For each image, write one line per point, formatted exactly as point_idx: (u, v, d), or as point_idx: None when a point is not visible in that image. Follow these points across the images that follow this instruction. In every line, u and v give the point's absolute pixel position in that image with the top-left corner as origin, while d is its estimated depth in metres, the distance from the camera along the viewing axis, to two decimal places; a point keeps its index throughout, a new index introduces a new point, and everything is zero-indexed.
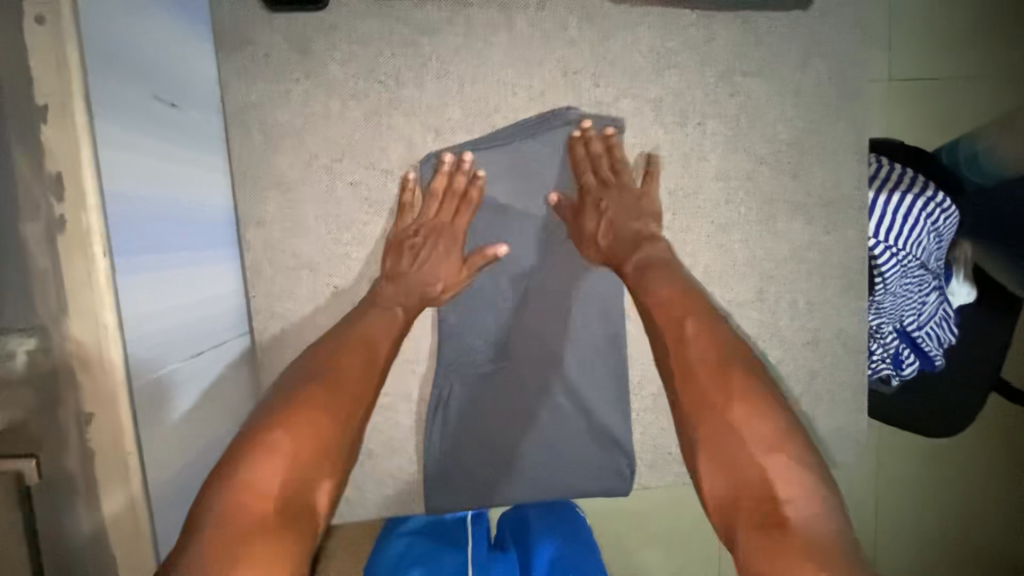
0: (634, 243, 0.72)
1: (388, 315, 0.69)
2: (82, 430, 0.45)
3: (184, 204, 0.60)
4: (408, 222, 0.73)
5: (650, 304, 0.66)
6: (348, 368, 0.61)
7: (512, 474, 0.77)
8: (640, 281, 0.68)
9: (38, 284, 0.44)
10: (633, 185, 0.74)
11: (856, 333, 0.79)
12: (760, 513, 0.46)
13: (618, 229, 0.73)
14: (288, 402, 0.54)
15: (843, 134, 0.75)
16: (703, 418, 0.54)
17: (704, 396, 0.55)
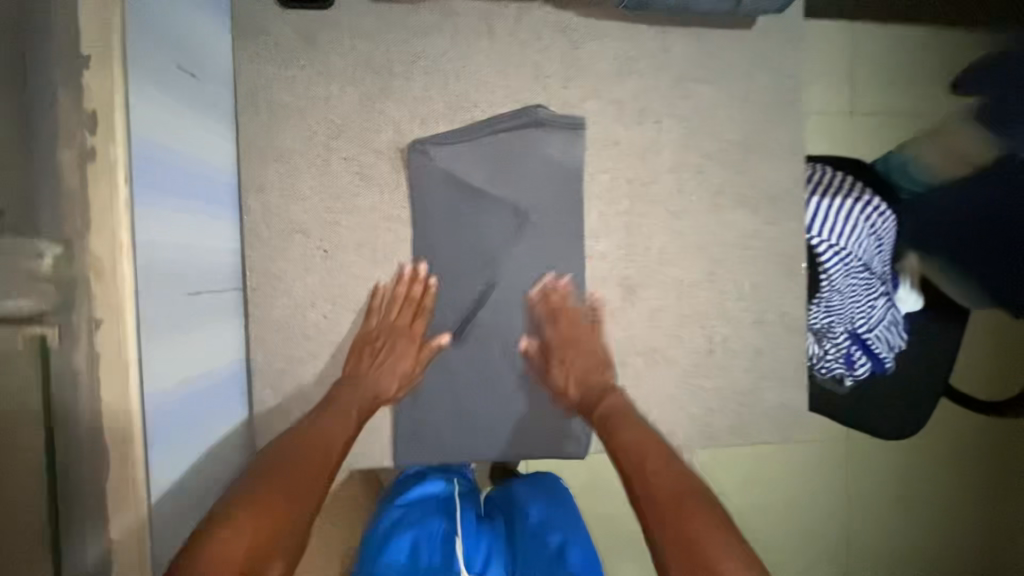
0: (602, 381, 0.81)
1: (343, 414, 0.73)
2: (93, 333, 0.52)
3: (193, 161, 0.68)
4: (372, 324, 0.80)
5: (614, 443, 0.70)
6: (304, 458, 0.65)
7: (475, 434, 0.83)
8: (605, 426, 0.74)
9: (67, 201, 0.51)
10: (585, 325, 0.83)
11: (797, 316, 0.87)
12: None
13: (587, 381, 0.81)
14: (249, 493, 0.58)
15: (783, 137, 0.85)
16: (666, 530, 0.59)
17: (667, 511, 0.60)
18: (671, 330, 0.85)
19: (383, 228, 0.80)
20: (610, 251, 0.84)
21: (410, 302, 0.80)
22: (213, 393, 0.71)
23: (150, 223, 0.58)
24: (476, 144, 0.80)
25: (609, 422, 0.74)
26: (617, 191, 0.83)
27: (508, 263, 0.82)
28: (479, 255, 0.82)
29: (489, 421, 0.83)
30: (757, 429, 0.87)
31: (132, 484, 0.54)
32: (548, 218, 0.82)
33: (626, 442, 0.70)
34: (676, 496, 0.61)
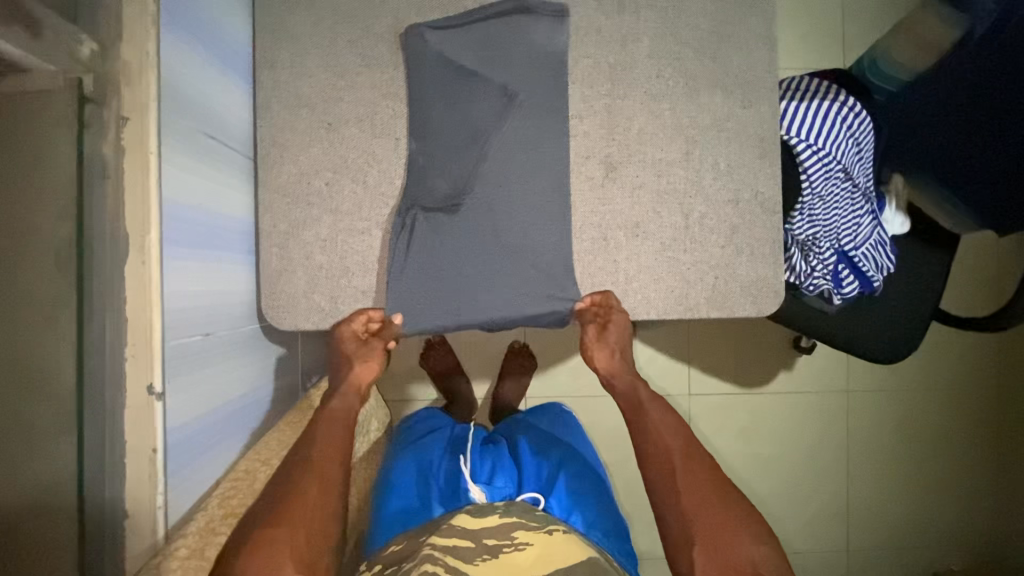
0: (630, 377, 0.89)
1: (337, 416, 0.81)
2: (119, 127, 0.60)
3: (210, 26, 0.78)
4: (348, 345, 0.87)
5: (658, 421, 0.82)
6: (319, 453, 0.74)
7: (464, 299, 0.89)
8: (648, 403, 0.85)
9: (104, 13, 0.60)
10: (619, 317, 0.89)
11: (772, 196, 0.91)
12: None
13: (616, 368, 0.90)
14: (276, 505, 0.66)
15: (754, 28, 0.91)
16: (701, 504, 0.72)
17: (699, 485, 0.74)
18: (650, 205, 0.90)
19: (382, 105, 0.88)
20: (592, 131, 0.90)
21: (375, 354, 0.87)
22: (222, 236, 0.79)
23: (171, 55, 0.67)
24: (468, 29, 0.88)
25: (636, 412, 0.85)
26: (598, 75, 0.90)
27: (499, 138, 0.88)
28: (469, 130, 0.88)
29: (481, 285, 0.89)
30: (733, 303, 0.91)
31: (145, 264, 0.61)
32: (534, 96, 0.89)
33: (665, 423, 0.82)
34: (696, 491, 0.73)
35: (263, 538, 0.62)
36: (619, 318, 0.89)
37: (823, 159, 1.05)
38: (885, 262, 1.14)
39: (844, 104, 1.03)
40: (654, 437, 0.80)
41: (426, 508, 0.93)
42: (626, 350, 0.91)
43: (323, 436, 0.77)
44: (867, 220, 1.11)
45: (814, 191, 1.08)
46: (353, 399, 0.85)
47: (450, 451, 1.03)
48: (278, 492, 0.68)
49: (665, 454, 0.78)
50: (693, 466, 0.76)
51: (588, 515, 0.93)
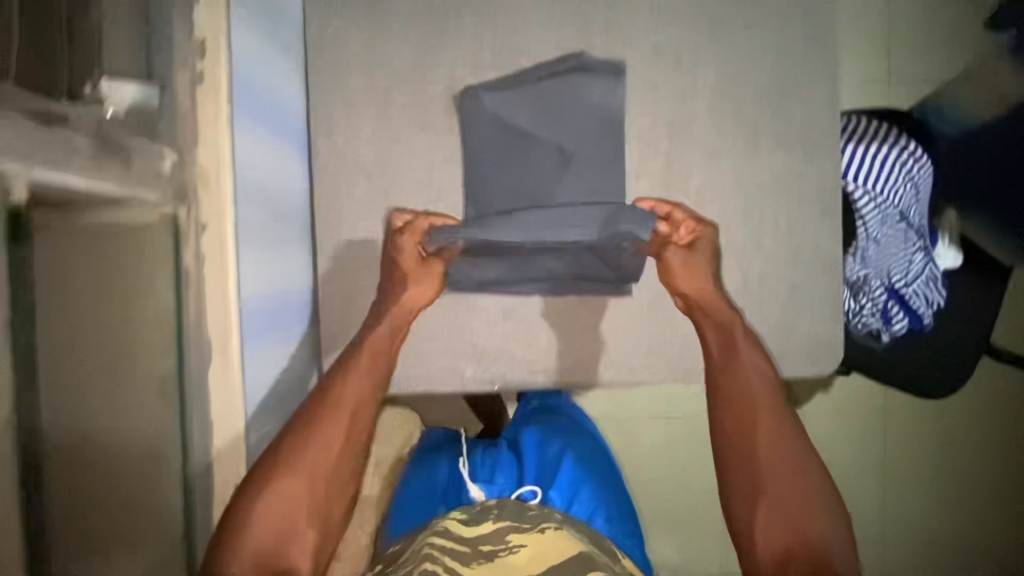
0: (727, 312, 0.89)
1: (362, 361, 0.84)
2: (197, 234, 0.60)
3: (276, 103, 0.78)
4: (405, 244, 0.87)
5: (754, 380, 0.88)
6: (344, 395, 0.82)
7: (514, 361, 0.89)
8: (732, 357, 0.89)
9: (181, 117, 0.59)
10: (690, 235, 0.88)
11: (833, 253, 0.89)
12: (809, 558, 0.75)
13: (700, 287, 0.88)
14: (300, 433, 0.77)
15: (818, 79, 0.88)
16: (771, 472, 0.83)
17: (769, 446, 0.85)
18: (708, 265, 0.89)
19: (438, 168, 0.87)
20: (649, 191, 0.88)
21: (435, 269, 0.88)
22: (285, 309, 0.80)
23: (244, 148, 0.66)
24: (528, 86, 0.86)
25: (728, 352, 0.89)
26: (655, 133, 0.88)
27: (554, 195, 0.86)
28: (523, 184, 0.86)
29: (528, 345, 0.89)
30: (792, 363, 0.90)
31: (229, 366, 0.63)
32: (591, 155, 0.86)
33: (756, 394, 0.88)
34: (777, 455, 0.83)
35: (284, 489, 0.72)
36: (709, 234, 0.89)
37: (883, 206, 1.03)
38: (939, 299, 1.07)
39: (906, 149, 1.00)
40: (744, 383, 0.89)
41: (429, 508, 0.89)
42: (716, 269, 0.89)
43: (347, 393, 0.83)
44: (920, 258, 1.05)
45: (870, 234, 1.07)
46: (399, 325, 0.86)
47: (449, 451, 0.96)
48: (293, 433, 0.77)
49: (745, 413, 0.88)
50: (777, 431, 0.86)
51: (591, 503, 0.92)
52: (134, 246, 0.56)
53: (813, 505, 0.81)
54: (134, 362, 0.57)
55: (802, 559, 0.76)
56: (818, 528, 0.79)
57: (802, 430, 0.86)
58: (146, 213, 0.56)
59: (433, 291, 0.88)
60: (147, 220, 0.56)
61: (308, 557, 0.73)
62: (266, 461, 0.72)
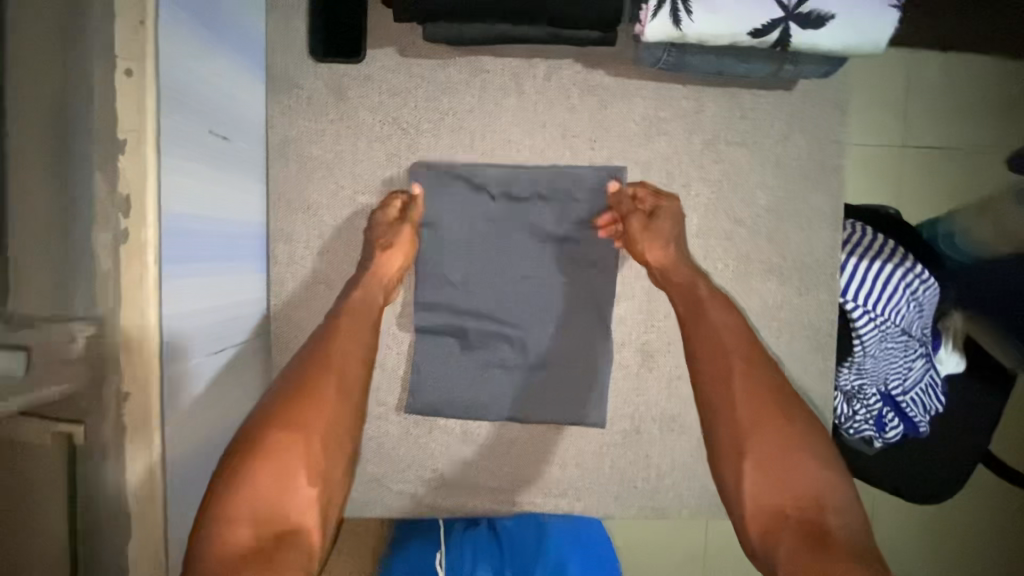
0: (689, 272, 0.75)
1: (352, 326, 0.72)
2: (119, 409, 0.55)
3: (230, 221, 0.71)
4: (382, 213, 0.78)
5: (720, 326, 0.70)
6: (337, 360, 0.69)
7: (478, 490, 0.84)
8: (699, 311, 0.72)
9: (101, 282, 0.53)
10: (656, 204, 0.78)
11: (823, 390, 0.84)
12: (806, 520, 0.54)
13: (672, 257, 0.76)
14: (282, 405, 0.64)
15: (820, 204, 0.82)
16: (745, 402, 0.63)
17: (756, 412, 0.62)
18: (688, 397, 0.83)
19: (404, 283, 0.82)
20: (629, 316, 0.83)
21: (404, 241, 0.77)
22: None
23: (181, 294, 0.61)
24: (488, 198, 0.81)
25: (694, 312, 0.72)
26: None
27: (512, 313, 0.82)
28: (477, 302, 0.82)
29: (492, 473, 0.83)
30: None
31: (152, 543, 0.57)
32: (561, 273, 0.82)
33: (728, 329, 0.70)
34: (755, 396, 0.63)
35: (275, 447, 0.60)
36: (671, 205, 0.77)
37: (881, 325, 0.95)
38: (938, 406, 0.99)
39: (910, 270, 0.91)
40: (714, 336, 0.69)
41: None
42: (682, 242, 0.77)
43: (336, 346, 0.70)
44: (921, 364, 0.97)
45: (866, 350, 0.99)
46: (377, 290, 0.76)
47: None
48: (286, 400, 0.64)
49: (716, 350, 0.68)
50: (753, 385, 0.65)
51: None
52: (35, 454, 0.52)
53: (798, 436, 0.61)
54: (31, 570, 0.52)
55: (792, 523, 0.55)
56: (819, 496, 0.56)
57: (801, 403, 0.64)
58: (41, 429, 0.51)
59: (404, 263, 0.78)
60: (39, 432, 0.51)
61: (314, 514, 0.58)
62: (251, 434, 0.61)
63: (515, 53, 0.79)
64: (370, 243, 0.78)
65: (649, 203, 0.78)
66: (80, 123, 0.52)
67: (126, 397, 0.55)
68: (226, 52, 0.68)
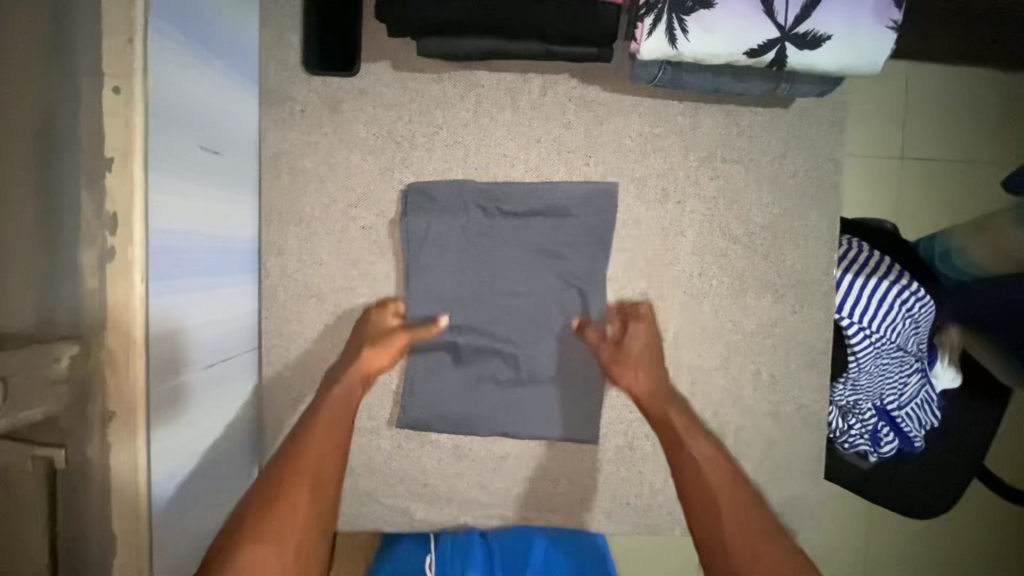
0: (664, 396, 0.77)
1: (332, 425, 0.72)
2: (105, 427, 0.54)
3: (221, 235, 0.71)
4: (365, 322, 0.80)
5: (697, 455, 0.70)
6: (309, 462, 0.68)
7: (469, 506, 0.83)
8: (678, 441, 0.73)
9: (87, 300, 0.53)
10: (629, 327, 0.80)
11: (817, 408, 0.83)
12: None
13: (648, 381, 0.77)
14: (253, 518, 0.62)
15: (815, 222, 0.81)
16: (740, 538, 0.62)
17: (753, 548, 0.60)
18: None
19: (398, 298, 0.82)
20: None
21: (394, 344, 0.78)
22: (225, 453, 0.74)
23: (169, 312, 0.60)
24: (481, 215, 0.81)
25: (673, 441, 0.73)
26: (633, 271, 0.82)
27: (505, 330, 0.81)
28: (469, 317, 0.81)
29: (483, 488, 0.83)
30: None
31: (136, 566, 0.56)
32: (555, 289, 0.81)
33: (706, 459, 0.70)
34: (747, 526, 0.62)
35: (248, 561, 0.58)
36: (642, 327, 0.80)
37: (877, 343, 0.94)
38: (934, 421, 1.00)
39: (905, 288, 0.90)
40: (696, 466, 0.69)
41: None
42: (661, 362, 0.80)
43: (311, 449, 0.69)
44: (916, 379, 0.98)
45: (861, 365, 0.99)
46: (355, 386, 0.76)
47: None
48: (254, 512, 0.63)
49: (703, 483, 0.67)
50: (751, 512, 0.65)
51: None
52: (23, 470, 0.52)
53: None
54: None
55: None
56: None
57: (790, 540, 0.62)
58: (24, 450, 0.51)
59: (390, 361, 0.78)
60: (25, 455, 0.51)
61: None
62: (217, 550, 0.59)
63: (510, 68, 0.79)
64: (353, 344, 0.79)
65: (619, 325, 0.80)
66: (67, 140, 0.52)
67: (111, 417, 0.54)
68: (217, 67, 0.68)
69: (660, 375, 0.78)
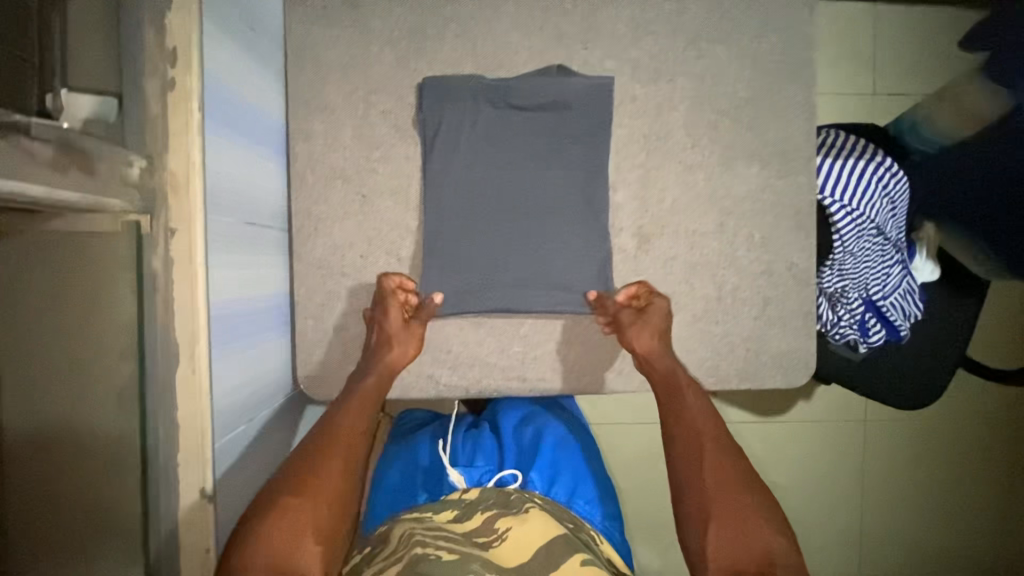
0: (668, 362, 0.83)
1: (367, 405, 0.77)
2: (167, 240, 0.60)
3: (255, 110, 0.78)
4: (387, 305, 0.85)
5: (693, 412, 0.77)
6: (344, 433, 0.73)
7: (490, 370, 0.89)
8: (672, 396, 0.80)
9: (150, 125, 0.59)
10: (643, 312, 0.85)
11: (806, 266, 0.91)
12: None
13: (654, 357, 0.82)
14: (295, 478, 0.67)
15: (794, 95, 0.90)
16: (715, 478, 0.70)
17: (725, 485, 0.69)
18: (683, 276, 0.90)
19: (417, 178, 0.88)
20: (626, 202, 0.89)
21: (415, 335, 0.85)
22: (263, 316, 0.80)
23: (217, 156, 0.67)
24: (491, 109, 0.88)
25: (671, 396, 0.80)
26: (632, 146, 0.89)
27: (517, 213, 0.88)
28: (485, 194, 0.88)
29: (502, 352, 0.89)
30: (764, 375, 0.92)
31: (196, 371, 0.61)
32: (561, 175, 0.88)
33: (700, 416, 0.77)
34: (725, 471, 0.70)
35: (286, 511, 0.63)
36: (660, 305, 0.86)
37: (858, 221, 1.01)
38: (917, 312, 1.05)
39: (882, 165, 0.98)
40: (687, 422, 0.76)
41: (412, 497, 0.91)
42: (667, 337, 0.85)
43: (344, 424, 0.74)
44: (897, 271, 1.03)
45: (847, 248, 1.04)
46: (385, 376, 0.81)
47: (436, 435, 1.01)
48: (293, 471, 0.68)
49: (693, 436, 0.75)
50: (722, 449, 0.73)
51: (567, 484, 0.93)
52: (99, 261, 0.56)
53: (759, 515, 0.66)
54: (87, 376, 0.56)
55: None
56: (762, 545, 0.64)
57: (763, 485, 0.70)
58: (107, 222, 0.55)
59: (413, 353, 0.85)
60: (106, 235, 0.55)
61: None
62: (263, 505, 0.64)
63: None
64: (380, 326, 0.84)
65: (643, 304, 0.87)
66: None
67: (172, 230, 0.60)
68: None
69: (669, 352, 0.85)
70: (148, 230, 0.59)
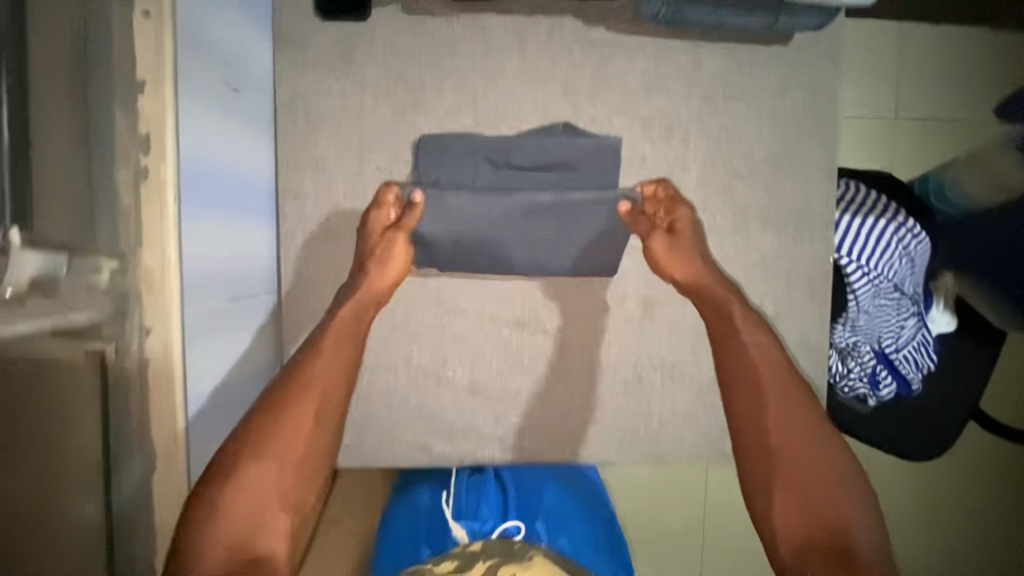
0: (720, 291, 0.81)
1: (341, 346, 0.76)
2: (142, 339, 0.57)
3: (242, 173, 0.74)
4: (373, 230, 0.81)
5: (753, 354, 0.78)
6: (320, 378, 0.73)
7: (486, 439, 0.86)
8: (726, 337, 0.80)
9: (123, 219, 0.56)
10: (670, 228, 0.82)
11: (819, 338, 0.87)
12: (833, 548, 0.65)
13: (696, 278, 0.81)
14: (264, 428, 0.67)
15: (815, 156, 0.84)
16: (783, 439, 0.73)
17: (790, 443, 0.72)
18: (689, 346, 0.86)
19: None
20: (631, 268, 0.85)
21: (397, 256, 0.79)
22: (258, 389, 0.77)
23: (197, 239, 0.63)
24: (490, 167, 0.82)
25: (725, 328, 0.80)
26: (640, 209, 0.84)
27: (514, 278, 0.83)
28: (482, 248, 0.81)
29: (498, 420, 0.86)
30: None
31: (174, 466, 0.61)
32: (559, 242, 0.82)
33: (757, 360, 0.78)
34: (796, 427, 0.73)
35: (255, 473, 0.64)
36: (685, 215, 0.83)
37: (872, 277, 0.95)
38: (931, 364, 0.96)
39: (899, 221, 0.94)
40: (744, 362, 0.78)
41: (411, 552, 0.81)
42: (706, 255, 0.82)
43: (317, 369, 0.73)
44: (913, 322, 0.95)
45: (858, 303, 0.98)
46: (367, 304, 0.79)
47: (434, 478, 0.91)
48: (267, 422, 0.68)
49: (752, 384, 0.77)
50: (790, 403, 0.75)
51: (574, 536, 0.86)
52: (70, 381, 0.53)
53: (823, 464, 0.71)
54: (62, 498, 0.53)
55: (820, 548, 0.65)
56: (825, 491, 0.69)
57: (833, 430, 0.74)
58: (73, 348, 0.52)
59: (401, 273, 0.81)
60: (75, 355, 0.53)
61: (286, 545, 0.64)
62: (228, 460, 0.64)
63: (518, 9, 0.81)
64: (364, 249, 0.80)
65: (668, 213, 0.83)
66: (102, 62, 0.55)
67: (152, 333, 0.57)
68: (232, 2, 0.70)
69: (715, 269, 0.82)
70: (114, 354, 0.56)
